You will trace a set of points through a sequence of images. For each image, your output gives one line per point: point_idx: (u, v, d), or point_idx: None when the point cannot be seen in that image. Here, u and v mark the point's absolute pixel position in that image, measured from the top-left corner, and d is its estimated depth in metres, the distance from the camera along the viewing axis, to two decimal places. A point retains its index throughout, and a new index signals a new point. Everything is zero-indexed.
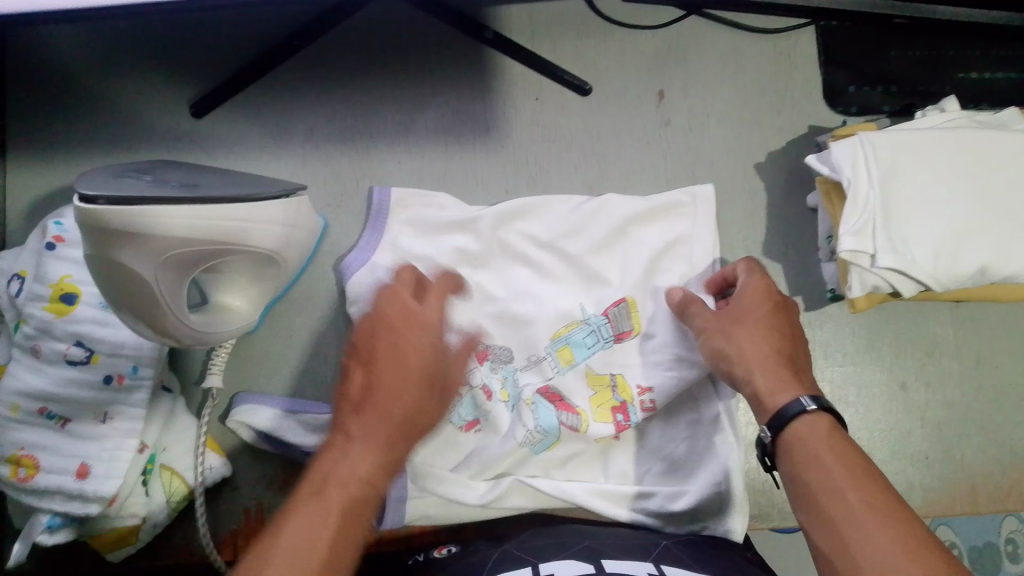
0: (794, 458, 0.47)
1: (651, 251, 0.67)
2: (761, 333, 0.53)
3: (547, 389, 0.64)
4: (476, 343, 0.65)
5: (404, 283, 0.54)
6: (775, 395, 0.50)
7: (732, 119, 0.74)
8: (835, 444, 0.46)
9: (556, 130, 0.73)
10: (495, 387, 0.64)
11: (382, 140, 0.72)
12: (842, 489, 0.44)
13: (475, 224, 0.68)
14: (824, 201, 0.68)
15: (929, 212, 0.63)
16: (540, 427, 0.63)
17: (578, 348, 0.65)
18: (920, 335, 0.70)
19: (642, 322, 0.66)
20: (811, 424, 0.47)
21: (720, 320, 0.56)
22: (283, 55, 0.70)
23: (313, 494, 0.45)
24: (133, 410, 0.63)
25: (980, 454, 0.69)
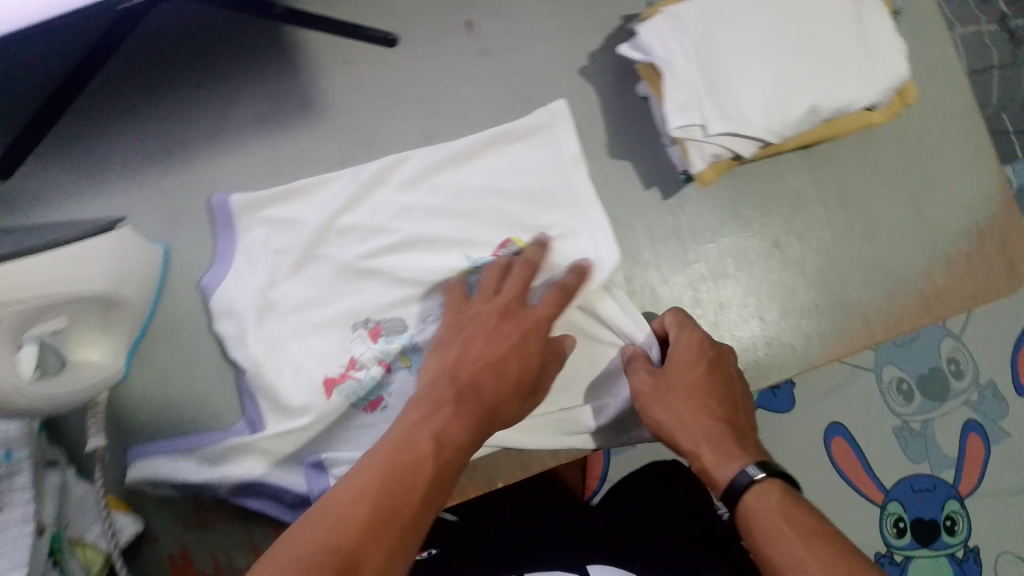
0: (757, 534, 0.55)
1: (518, 172, 0.68)
2: (694, 404, 0.61)
3: None
4: (365, 322, 0.66)
5: (528, 262, 0.63)
6: (721, 467, 0.59)
7: (546, 29, 0.71)
8: (788, 513, 0.55)
9: (376, 87, 0.69)
10: (392, 358, 0.65)
11: (199, 147, 0.68)
12: (803, 560, 0.52)
13: (322, 191, 0.67)
14: (651, 88, 0.67)
15: (749, 67, 0.62)
16: None
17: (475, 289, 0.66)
18: (780, 189, 0.70)
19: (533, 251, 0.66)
20: (759, 495, 0.56)
21: (669, 397, 0.62)
22: (69, 96, 0.65)
23: (439, 415, 0.55)
24: (19, 494, 0.59)
25: (864, 289, 0.70)
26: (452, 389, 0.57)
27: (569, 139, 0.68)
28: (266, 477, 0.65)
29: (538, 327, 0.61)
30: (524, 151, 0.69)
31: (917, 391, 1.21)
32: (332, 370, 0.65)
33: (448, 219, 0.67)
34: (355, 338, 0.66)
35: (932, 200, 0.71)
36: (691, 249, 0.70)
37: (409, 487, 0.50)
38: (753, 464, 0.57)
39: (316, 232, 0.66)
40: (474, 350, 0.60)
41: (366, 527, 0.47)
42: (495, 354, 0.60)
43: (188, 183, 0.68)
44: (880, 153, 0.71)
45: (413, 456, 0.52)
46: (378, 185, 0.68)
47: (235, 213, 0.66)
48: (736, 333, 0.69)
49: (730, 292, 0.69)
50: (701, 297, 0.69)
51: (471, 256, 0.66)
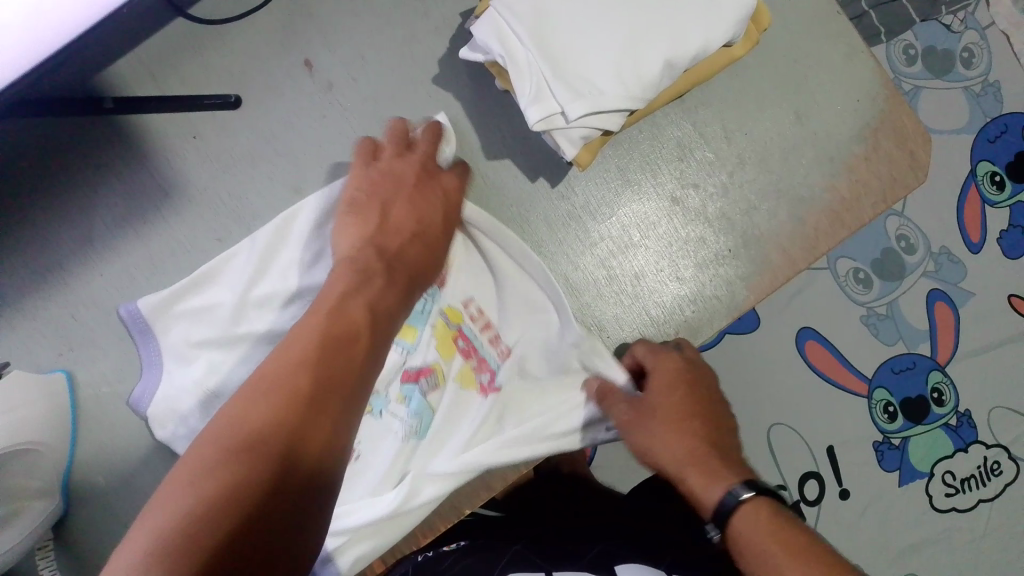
0: (744, 550, 0.57)
1: None
2: (680, 431, 0.64)
3: (407, 373, 0.66)
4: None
5: (393, 138, 0.64)
6: (710, 488, 0.61)
7: (385, 48, 0.69)
8: (770, 525, 0.57)
9: (231, 155, 0.68)
10: None
11: (73, 262, 0.66)
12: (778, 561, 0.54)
13: (228, 265, 0.65)
14: (504, 82, 0.64)
15: (593, 40, 0.60)
16: (413, 414, 0.65)
17: (414, 319, 0.66)
18: (664, 143, 0.68)
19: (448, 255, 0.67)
20: (746, 508, 0.58)
21: (655, 422, 0.64)
22: None
23: (363, 302, 0.57)
24: None
25: (774, 220, 0.68)
26: (376, 263, 0.60)
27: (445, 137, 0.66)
28: None
29: (452, 191, 0.64)
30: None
31: (875, 277, 1.17)
32: None
33: None
34: None
35: (819, 113, 0.69)
36: (592, 227, 0.68)
37: (349, 358, 0.53)
38: (735, 484, 0.60)
39: (233, 306, 0.65)
40: (390, 225, 0.63)
41: (290, 395, 0.49)
42: (414, 218, 0.63)
43: (70, 300, 0.66)
44: (754, 80, 0.69)
45: (339, 341, 0.53)
46: (275, 245, 0.66)
47: (148, 319, 0.64)
48: (655, 300, 0.68)
49: (643, 259, 0.68)
50: (625, 268, 0.68)
51: None
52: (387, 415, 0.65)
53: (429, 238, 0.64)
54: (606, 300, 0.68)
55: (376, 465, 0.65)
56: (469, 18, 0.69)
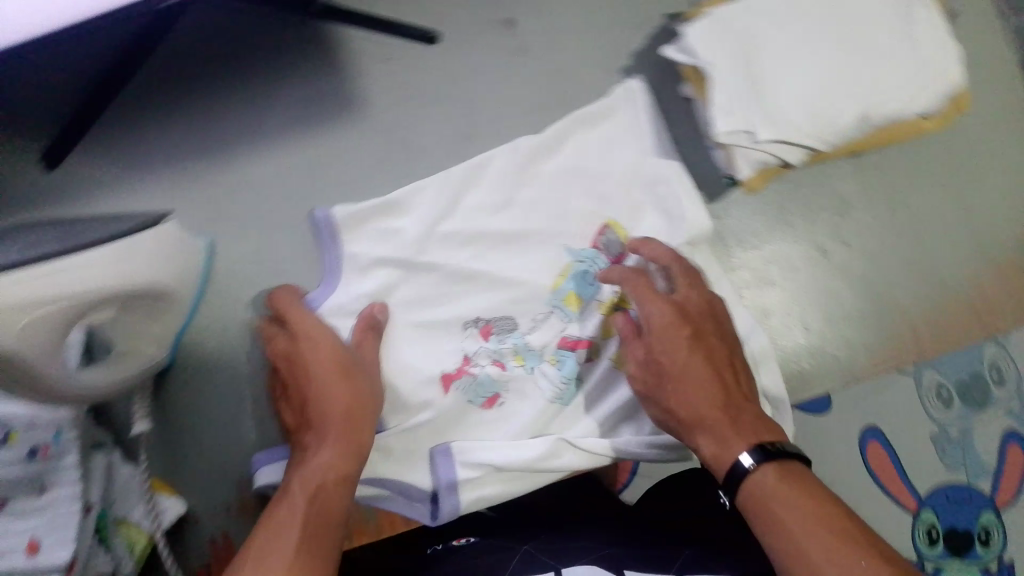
0: (758, 512, 0.49)
1: (605, 157, 0.68)
2: (683, 369, 0.56)
3: (565, 339, 0.66)
4: (475, 321, 0.65)
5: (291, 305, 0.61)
6: (729, 446, 0.52)
7: (587, 30, 0.71)
8: (785, 496, 0.48)
9: (413, 87, 0.70)
10: (506, 356, 0.65)
11: (241, 144, 0.68)
12: (804, 525, 0.47)
13: (420, 192, 0.67)
14: (694, 88, 0.66)
15: (799, 73, 0.62)
16: (563, 377, 0.65)
17: (581, 288, 0.66)
18: (827, 194, 0.70)
19: (630, 238, 0.67)
20: (764, 476, 0.50)
21: (673, 373, 0.55)
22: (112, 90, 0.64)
23: (303, 480, 0.52)
24: (66, 476, 0.64)
25: (914, 294, 0.70)
26: (316, 431, 0.55)
27: (641, 119, 0.69)
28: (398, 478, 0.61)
29: (708, 305, 0.59)
30: (603, 134, 0.69)
31: (958, 395, 0.93)
32: (446, 368, 0.64)
33: (528, 209, 0.68)
34: (467, 337, 0.65)
35: (979, 205, 0.71)
36: (736, 254, 0.69)
37: (337, 503, 0.51)
38: (762, 443, 0.51)
39: (419, 234, 0.65)
40: (317, 399, 0.56)
41: (324, 533, 0.49)
42: (704, 353, 0.57)
43: (227, 179, 0.67)
44: (926, 158, 0.71)
45: (299, 513, 0.49)
46: (467, 188, 0.67)
47: (337, 227, 0.65)
48: (780, 339, 0.69)
49: (776, 297, 0.69)
50: (757, 301, 0.69)
51: (570, 247, 0.67)
52: (537, 372, 0.65)
53: (710, 351, 0.57)
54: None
55: (514, 412, 0.64)
56: (673, 24, 0.71)
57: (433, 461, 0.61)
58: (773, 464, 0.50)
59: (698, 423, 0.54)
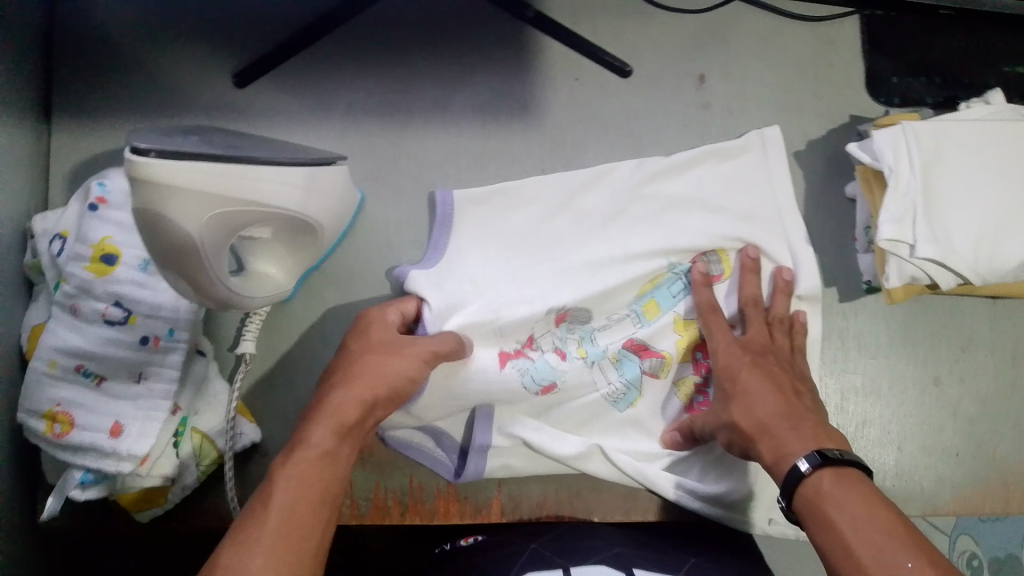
0: (815, 515, 0.49)
1: (731, 187, 0.69)
2: (750, 377, 0.60)
3: (632, 342, 0.67)
4: (554, 309, 0.65)
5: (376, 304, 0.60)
6: (786, 444, 0.53)
7: (773, 105, 0.72)
8: (850, 492, 0.48)
9: (594, 109, 0.72)
10: (569, 348, 0.66)
11: (420, 115, 0.71)
12: (860, 522, 0.46)
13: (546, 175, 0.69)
14: (864, 189, 0.67)
15: (971, 204, 0.63)
16: (623, 380, 0.67)
17: (663, 299, 0.68)
18: (954, 329, 0.71)
19: (732, 264, 0.69)
20: (821, 479, 0.50)
21: (747, 371, 0.60)
22: (321, 29, 0.70)
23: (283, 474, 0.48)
24: (167, 371, 0.65)
25: (1014, 451, 0.70)
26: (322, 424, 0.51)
27: (774, 168, 0.70)
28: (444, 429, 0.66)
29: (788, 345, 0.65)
30: (733, 171, 0.70)
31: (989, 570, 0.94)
32: (508, 347, 0.65)
33: (653, 219, 0.68)
34: (541, 320, 0.65)
35: None
36: (853, 357, 0.70)
37: (325, 497, 0.48)
38: (823, 448, 0.51)
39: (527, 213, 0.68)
40: (721, 342, 0.63)
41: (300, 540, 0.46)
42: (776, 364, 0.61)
43: (397, 141, 0.71)
44: None
45: (287, 527, 0.46)
46: (586, 188, 0.69)
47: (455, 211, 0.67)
48: (871, 453, 0.69)
49: (879, 411, 0.69)
50: (860, 408, 0.69)
51: (672, 261, 0.68)
52: (597, 369, 0.67)
53: (785, 369, 0.62)
54: None
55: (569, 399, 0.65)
56: (860, 123, 0.72)
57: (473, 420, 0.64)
58: (840, 472, 0.50)
59: (759, 431, 0.56)
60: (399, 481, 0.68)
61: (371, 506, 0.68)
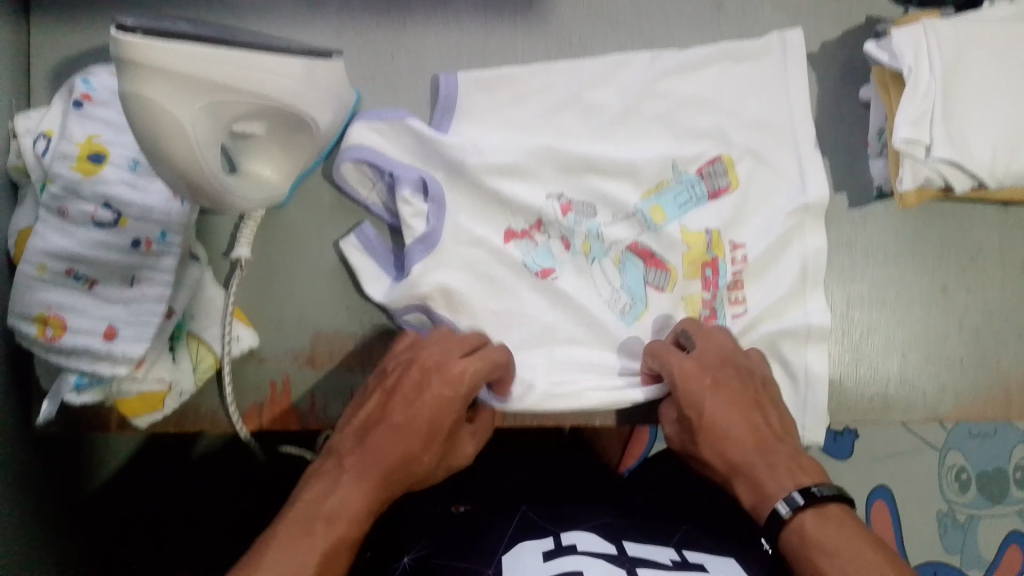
0: (804, 558, 0.52)
1: (740, 90, 0.68)
2: (716, 400, 0.59)
3: (636, 247, 0.67)
4: (560, 197, 0.66)
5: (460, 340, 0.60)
6: (776, 477, 0.55)
7: (787, 4, 0.69)
8: (838, 533, 0.51)
9: (601, 7, 0.69)
10: (575, 241, 0.67)
11: (419, 10, 0.68)
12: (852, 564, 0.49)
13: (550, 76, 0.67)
14: (879, 91, 0.65)
15: (988, 106, 0.61)
16: (625, 288, 0.67)
17: (669, 207, 0.67)
18: (964, 238, 0.70)
19: (739, 177, 0.67)
20: (803, 521, 0.53)
21: (716, 395, 0.59)
22: None
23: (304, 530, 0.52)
24: (160, 275, 0.64)
25: (1018, 360, 0.70)
26: (354, 463, 0.56)
27: (790, 75, 0.68)
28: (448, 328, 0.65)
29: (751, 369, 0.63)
30: (749, 72, 0.68)
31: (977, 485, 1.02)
32: (516, 226, 0.67)
33: (667, 123, 0.68)
34: (547, 207, 0.66)
35: None
36: (861, 265, 0.69)
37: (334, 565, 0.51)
38: (808, 484, 0.54)
39: (536, 107, 0.67)
40: (681, 361, 0.60)
41: None
42: (740, 385, 0.60)
43: (395, 40, 0.68)
44: None
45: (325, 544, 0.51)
46: (595, 84, 0.67)
47: (455, 97, 0.66)
48: (874, 361, 0.69)
49: (883, 320, 0.69)
50: (866, 315, 0.69)
51: (677, 164, 0.67)
52: (598, 270, 0.67)
53: (749, 386, 0.60)
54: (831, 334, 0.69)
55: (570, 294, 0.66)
56: (878, 23, 0.69)
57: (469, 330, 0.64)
58: (823, 509, 0.53)
59: (732, 469, 0.58)
60: None
61: None
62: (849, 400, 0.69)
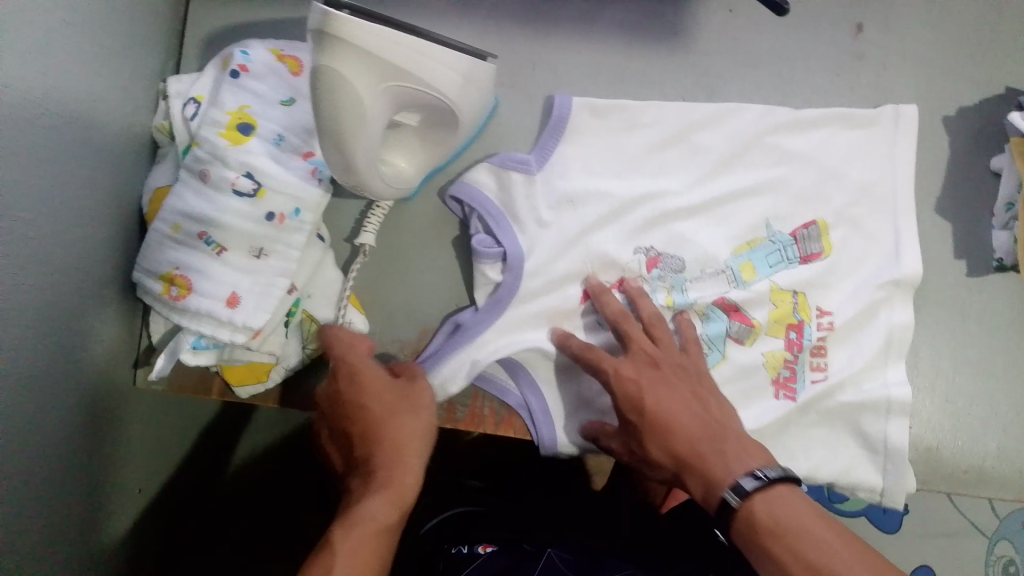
0: (758, 547, 0.49)
1: (873, 143, 0.68)
2: (660, 390, 0.57)
3: (724, 301, 0.66)
4: (648, 249, 0.67)
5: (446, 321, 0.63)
6: (737, 460, 0.52)
7: (929, 65, 0.70)
8: (796, 517, 0.49)
9: (744, 45, 0.70)
10: (660, 294, 0.66)
11: (567, 27, 0.70)
12: (803, 558, 0.47)
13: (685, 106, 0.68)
14: (1016, 162, 0.65)
15: None
16: (707, 335, 0.66)
17: (760, 265, 0.67)
18: None
19: (832, 244, 0.67)
20: (754, 505, 0.49)
21: (647, 380, 0.58)
22: None
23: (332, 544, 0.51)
24: (288, 250, 0.64)
25: None
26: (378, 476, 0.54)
27: (901, 143, 0.68)
28: (523, 367, 0.66)
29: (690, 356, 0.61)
30: (858, 140, 0.68)
31: None
32: (601, 280, 0.67)
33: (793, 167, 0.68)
34: (634, 260, 0.67)
35: None
36: (972, 333, 0.69)
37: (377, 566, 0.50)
38: (759, 468, 0.51)
39: (665, 135, 0.68)
40: (619, 362, 0.59)
41: None
42: (670, 376, 0.58)
43: (539, 52, 0.69)
44: None
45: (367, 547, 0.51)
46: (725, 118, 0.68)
47: (570, 121, 0.67)
48: (974, 433, 0.68)
49: (988, 390, 0.68)
50: (970, 385, 0.68)
51: (771, 223, 0.67)
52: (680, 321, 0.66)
53: (676, 371, 0.59)
54: (931, 396, 0.68)
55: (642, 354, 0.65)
56: (1019, 95, 0.69)
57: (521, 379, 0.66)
58: (776, 489, 0.50)
59: (681, 467, 0.55)
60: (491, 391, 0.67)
61: (466, 412, 0.66)
62: (943, 467, 0.68)
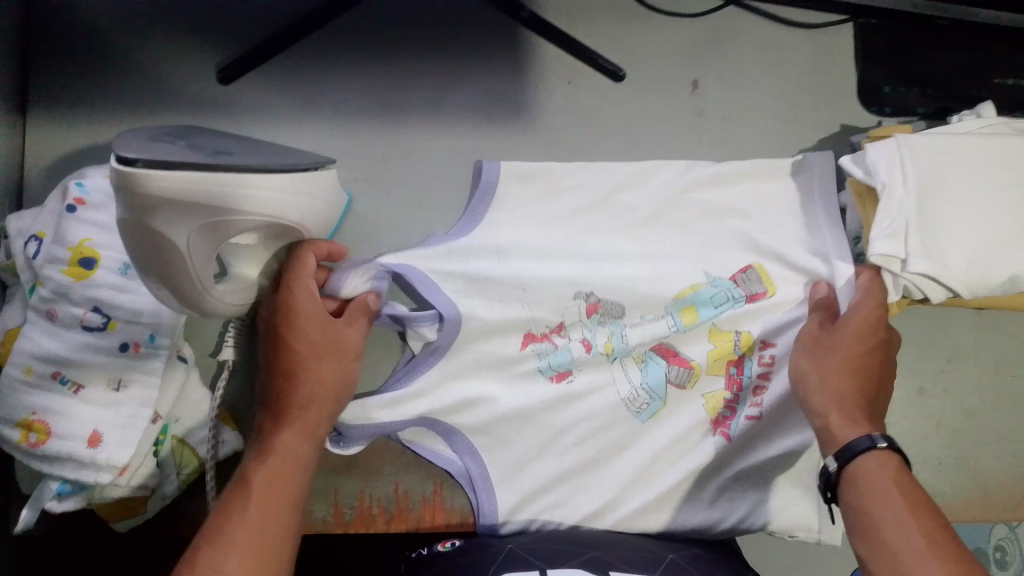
0: (857, 496, 0.52)
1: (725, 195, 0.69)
2: (858, 357, 0.58)
3: (661, 346, 0.67)
4: (587, 296, 0.66)
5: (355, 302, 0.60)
6: (845, 432, 0.55)
7: (765, 114, 0.72)
8: (898, 483, 0.51)
9: (588, 114, 0.71)
10: (597, 340, 0.66)
11: (413, 116, 0.70)
12: (900, 520, 0.49)
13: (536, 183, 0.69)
14: (856, 202, 0.67)
15: (961, 217, 0.62)
16: (645, 386, 0.67)
17: (702, 308, 0.66)
18: (937, 340, 0.72)
19: (773, 283, 0.66)
20: (873, 462, 0.52)
21: (813, 349, 0.60)
22: (294, 34, 0.69)
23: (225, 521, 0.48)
24: (149, 377, 0.63)
25: (993, 460, 0.71)
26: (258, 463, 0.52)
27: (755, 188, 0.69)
28: (451, 427, 0.64)
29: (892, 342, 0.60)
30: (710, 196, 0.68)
31: None
32: (537, 329, 0.66)
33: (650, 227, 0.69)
34: (572, 306, 0.66)
35: None
36: None
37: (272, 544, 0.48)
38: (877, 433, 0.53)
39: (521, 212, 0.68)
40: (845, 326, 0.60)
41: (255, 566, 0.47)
42: (887, 353, 0.59)
43: (388, 144, 0.70)
44: None
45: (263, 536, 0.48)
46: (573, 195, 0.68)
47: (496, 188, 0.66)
48: None
49: None
50: None
51: (711, 273, 0.67)
52: (620, 366, 0.67)
53: (879, 344, 0.59)
54: None
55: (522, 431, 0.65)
56: (852, 133, 0.72)
57: (457, 443, 0.64)
58: (889, 459, 0.52)
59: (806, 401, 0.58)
60: (383, 486, 0.67)
61: (354, 514, 0.67)
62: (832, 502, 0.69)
